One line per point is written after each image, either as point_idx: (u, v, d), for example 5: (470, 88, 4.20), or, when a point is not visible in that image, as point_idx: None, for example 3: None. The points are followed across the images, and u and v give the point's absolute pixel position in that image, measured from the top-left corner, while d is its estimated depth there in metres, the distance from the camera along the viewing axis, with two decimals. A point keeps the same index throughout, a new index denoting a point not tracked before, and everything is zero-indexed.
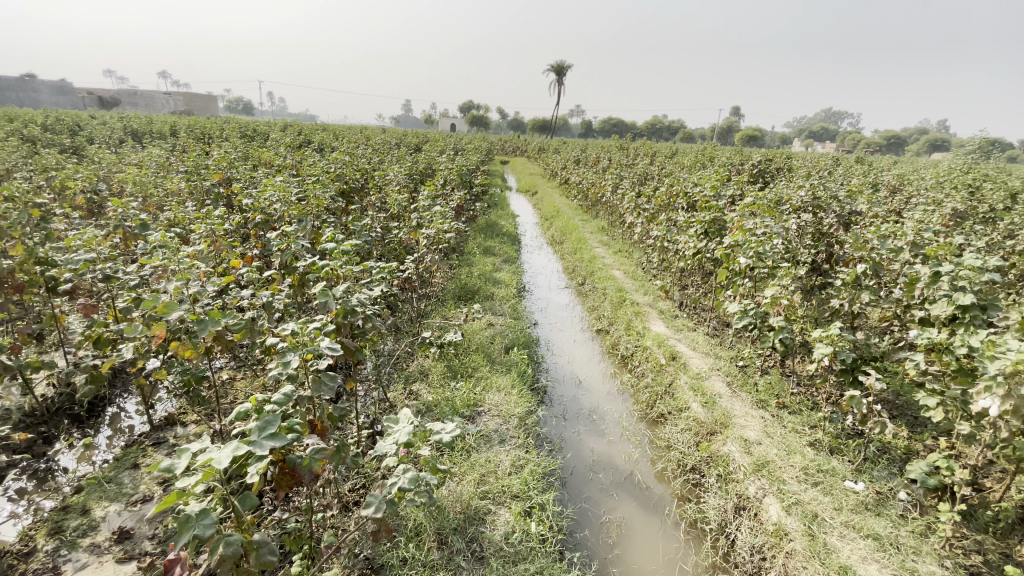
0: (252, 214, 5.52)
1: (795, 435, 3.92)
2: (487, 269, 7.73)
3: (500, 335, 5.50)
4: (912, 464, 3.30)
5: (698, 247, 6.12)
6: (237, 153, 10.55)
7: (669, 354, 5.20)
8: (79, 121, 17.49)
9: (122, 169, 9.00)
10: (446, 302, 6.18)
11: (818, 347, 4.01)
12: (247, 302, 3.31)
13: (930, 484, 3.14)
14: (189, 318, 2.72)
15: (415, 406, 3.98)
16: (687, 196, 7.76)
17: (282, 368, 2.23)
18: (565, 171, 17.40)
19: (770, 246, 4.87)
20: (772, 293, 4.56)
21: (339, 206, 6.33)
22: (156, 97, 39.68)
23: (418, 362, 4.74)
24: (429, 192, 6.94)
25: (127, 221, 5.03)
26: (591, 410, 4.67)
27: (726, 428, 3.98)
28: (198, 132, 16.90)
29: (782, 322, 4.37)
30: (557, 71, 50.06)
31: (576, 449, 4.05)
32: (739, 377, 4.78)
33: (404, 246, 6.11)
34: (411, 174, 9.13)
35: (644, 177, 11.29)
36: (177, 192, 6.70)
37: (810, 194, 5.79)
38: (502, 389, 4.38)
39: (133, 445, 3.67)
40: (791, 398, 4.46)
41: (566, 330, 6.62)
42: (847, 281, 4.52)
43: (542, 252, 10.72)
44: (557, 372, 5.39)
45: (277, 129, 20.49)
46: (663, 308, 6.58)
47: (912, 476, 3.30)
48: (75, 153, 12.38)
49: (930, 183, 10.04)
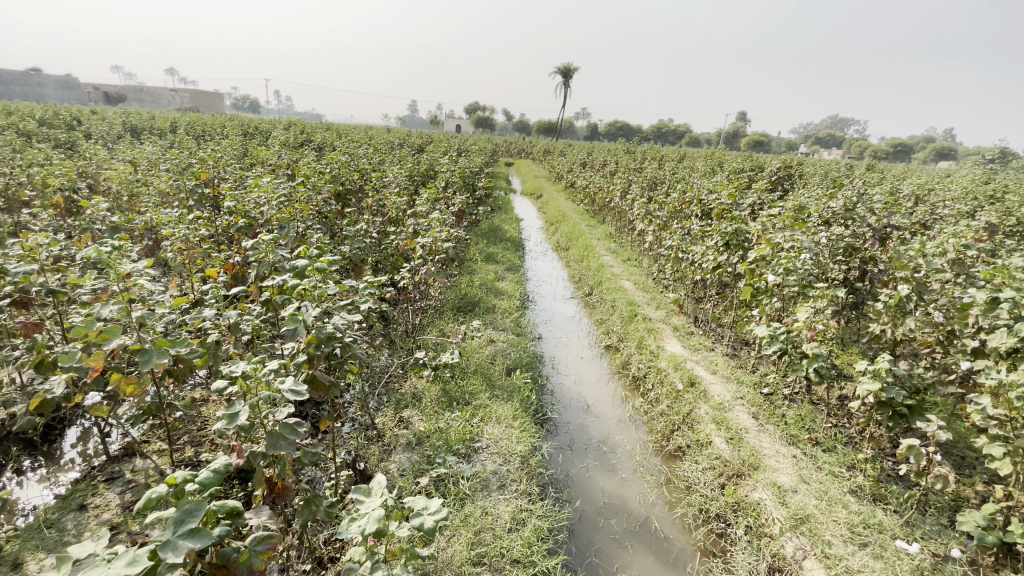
0: (235, 217, 5.09)
1: (834, 481, 3.46)
2: (489, 278, 7.29)
3: (502, 354, 5.05)
4: (965, 514, 2.82)
5: (717, 260, 5.67)
6: (233, 151, 10.15)
7: (687, 380, 4.73)
8: (78, 116, 17.14)
9: (111, 165, 8.59)
10: (443, 315, 5.74)
11: (861, 382, 3.54)
12: (208, 323, 2.86)
13: (989, 542, 2.66)
14: (131, 348, 2.28)
15: (404, 438, 3.54)
16: (701, 204, 7.28)
17: (228, 422, 1.80)
18: (571, 175, 17.00)
19: (801, 261, 4.40)
20: (806, 316, 4.08)
21: (331, 210, 5.91)
22: (160, 95, 39.47)
23: (411, 384, 4.30)
24: (428, 196, 6.51)
25: (98, 224, 4.61)
26: (600, 441, 4.21)
27: (756, 470, 3.53)
28: (197, 130, 16.54)
29: (817, 349, 3.90)
30: (564, 73, 49.34)
31: (584, 489, 3.60)
32: (764, 408, 4.32)
33: (399, 253, 5.68)
34: (412, 176, 8.72)
35: (653, 182, 10.83)
36: (161, 192, 6.29)
37: (841, 206, 5.32)
38: (502, 420, 3.93)
39: (84, 480, 3.20)
40: (825, 433, 4.01)
41: (572, 346, 6.18)
42: (889, 304, 4.05)
43: (547, 259, 10.29)
44: (562, 395, 4.94)
45: (279, 127, 20.14)
46: (678, 324, 6.12)
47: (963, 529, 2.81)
48: (67, 147, 11.98)
49: (954, 193, 9.59)
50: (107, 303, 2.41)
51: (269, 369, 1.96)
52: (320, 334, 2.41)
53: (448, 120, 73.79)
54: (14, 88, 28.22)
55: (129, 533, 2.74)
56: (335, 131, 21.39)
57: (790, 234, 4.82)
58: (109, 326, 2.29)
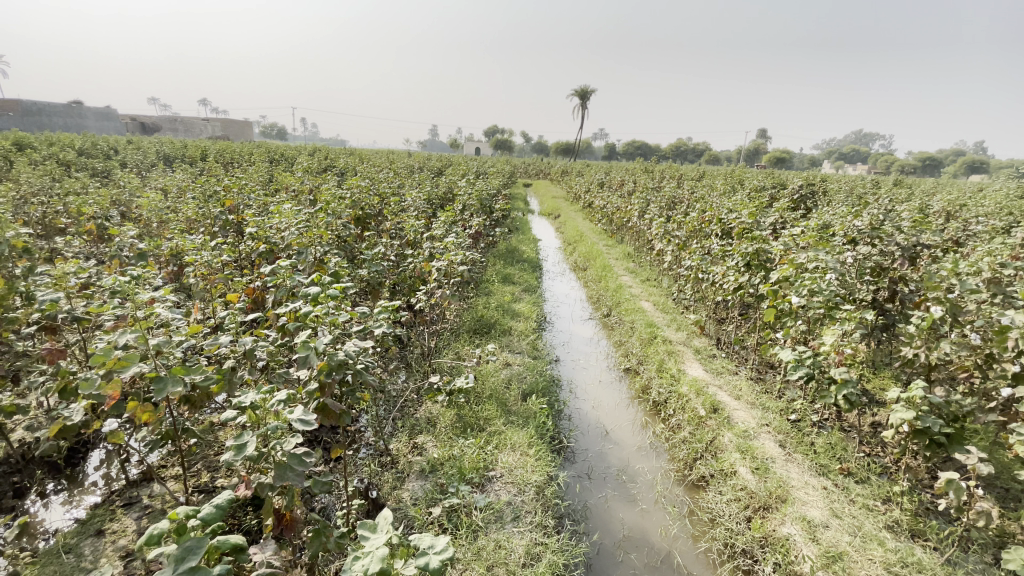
0: (256, 242, 5.20)
1: (867, 515, 3.27)
2: (506, 299, 7.26)
3: (517, 378, 4.98)
4: (1010, 551, 2.60)
5: (738, 281, 5.53)
6: (259, 178, 10.45)
7: (710, 406, 4.58)
8: (116, 147, 17.95)
9: (142, 193, 8.91)
10: (459, 337, 5.72)
11: (895, 410, 3.36)
12: (225, 350, 2.89)
13: None
14: (147, 374, 2.32)
15: (418, 465, 3.51)
16: (722, 223, 7.16)
17: (235, 453, 1.78)
18: (589, 195, 17.02)
19: (826, 282, 4.25)
20: (833, 339, 3.91)
21: (350, 233, 5.98)
22: (193, 125, 41.17)
23: (426, 410, 4.26)
24: (445, 218, 6.56)
25: (126, 251, 4.75)
26: (619, 470, 4.09)
27: (784, 504, 3.36)
28: (226, 158, 17.11)
29: (846, 374, 3.73)
30: (581, 94, 49.89)
31: (603, 521, 3.48)
32: (792, 436, 4.14)
33: (416, 276, 5.70)
34: (430, 200, 8.83)
35: (672, 202, 10.75)
36: (187, 219, 6.48)
37: (867, 224, 5.14)
38: (517, 447, 3.84)
39: (103, 505, 3.23)
40: (856, 464, 3.83)
41: (590, 369, 6.08)
42: (922, 326, 3.84)
43: (564, 279, 10.23)
44: (580, 420, 4.84)
45: (303, 153, 20.80)
46: (699, 347, 5.97)
47: (1009, 568, 2.59)
48: (103, 176, 12.48)
49: (986, 208, 9.27)
50: (125, 330, 2.44)
51: (278, 397, 1.95)
52: (331, 361, 2.39)
53: (467, 143, 75.05)
54: (59, 121, 29.77)
55: (143, 561, 2.74)
56: (358, 156, 21.87)
57: (814, 253, 4.67)
58: (126, 354, 2.33)
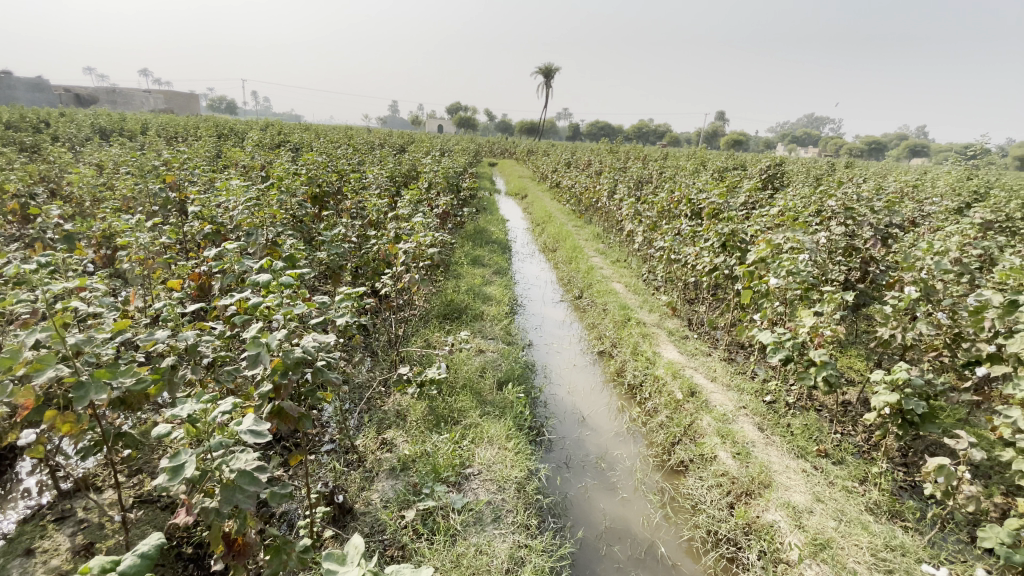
0: (201, 222, 4.71)
1: (848, 498, 3.26)
2: (476, 282, 6.99)
3: (492, 366, 4.75)
4: (987, 530, 2.61)
5: (714, 263, 5.45)
6: (206, 153, 9.68)
7: (687, 389, 4.50)
8: (45, 119, 16.37)
9: (71, 167, 8.05)
10: (428, 324, 5.44)
11: (878, 393, 3.33)
12: (163, 346, 2.51)
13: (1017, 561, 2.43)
14: (64, 378, 1.95)
15: (388, 464, 3.30)
16: (692, 203, 7.09)
17: (170, 477, 1.49)
18: (556, 175, 16.80)
19: (805, 263, 4.19)
20: (813, 320, 3.84)
21: (308, 213, 5.54)
22: (133, 97, 38.29)
23: (395, 402, 4.01)
24: (410, 197, 6.19)
25: (48, 233, 4.20)
26: (598, 457, 3.97)
27: (768, 489, 3.30)
28: (170, 132, 15.91)
29: (826, 356, 3.68)
30: (546, 72, 49.17)
31: (584, 513, 3.35)
32: (769, 417, 4.11)
33: (381, 259, 5.35)
34: (393, 177, 8.37)
35: (640, 182, 10.67)
36: (122, 197, 5.85)
37: (840, 204, 5.13)
38: (495, 441, 3.63)
39: (31, 520, 2.80)
40: (833, 445, 3.83)
41: (564, 352, 5.93)
42: (899, 308, 3.83)
43: (533, 261, 10.03)
44: (555, 406, 4.69)
45: (256, 128, 19.60)
46: (672, 328, 5.90)
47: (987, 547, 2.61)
48: (27, 149, 11.30)
49: (937, 190, 9.61)
50: (33, 328, 2.04)
51: (220, 410, 1.60)
52: (287, 359, 2.10)
53: (430, 121, 73.24)
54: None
55: None
56: (314, 131, 20.79)
57: (791, 234, 4.60)
58: (37, 355, 1.94)
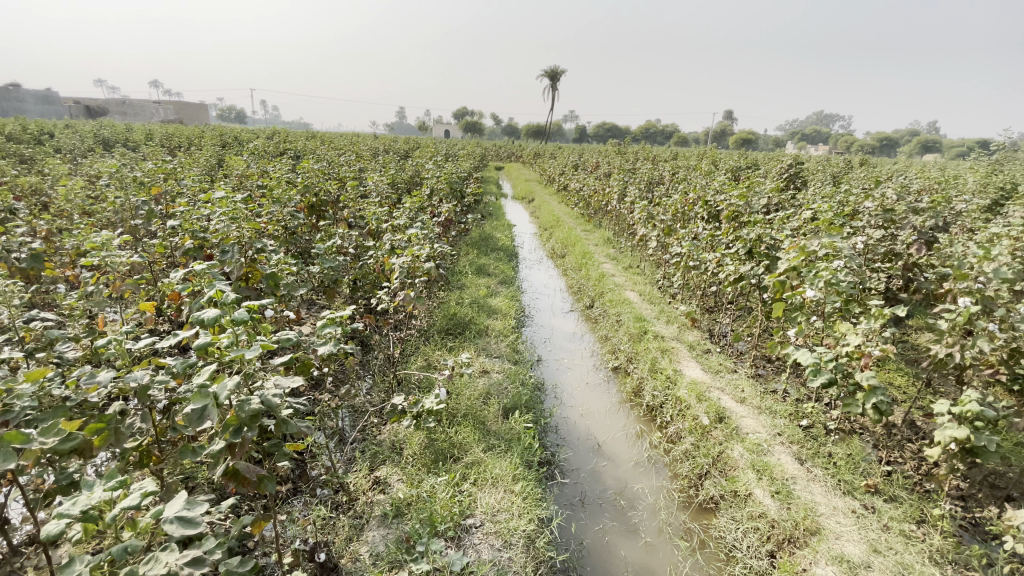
0: (183, 237, 4.37)
1: (908, 546, 2.81)
2: (481, 294, 6.61)
3: (497, 390, 4.35)
4: None
5: (738, 272, 5.00)
6: (205, 162, 9.43)
7: (714, 414, 4.07)
8: (50, 132, 16.35)
9: (64, 180, 7.81)
10: (429, 342, 5.06)
11: (940, 426, 2.87)
12: (110, 388, 2.15)
13: None
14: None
15: (380, 509, 2.92)
16: (709, 206, 6.66)
17: None
18: (564, 177, 16.40)
19: (845, 273, 3.74)
20: (858, 339, 3.38)
21: (299, 224, 5.19)
22: (144, 108, 38.75)
23: (391, 435, 3.62)
24: (409, 205, 5.82)
25: (15, 253, 3.88)
26: (616, 493, 3.56)
27: (814, 537, 2.87)
28: (173, 141, 15.79)
29: (875, 381, 3.22)
30: (551, 75, 48.83)
31: (603, 565, 2.93)
32: (808, 446, 3.67)
33: (377, 273, 4.98)
34: (394, 184, 8.03)
35: (651, 184, 10.24)
36: (107, 211, 5.54)
37: (877, 205, 4.66)
38: (500, 482, 3.24)
39: None
40: (883, 479, 3.39)
41: (576, 369, 5.52)
42: (956, 323, 3.37)
43: (542, 267, 9.65)
44: (568, 433, 4.28)
45: (259, 136, 19.45)
46: (692, 342, 5.47)
47: None
48: (26, 162, 11.16)
49: (969, 185, 9.05)
50: None
51: (128, 508, 1.27)
52: (241, 414, 1.73)
53: (437, 126, 73.26)
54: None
55: None
56: (318, 138, 20.63)
57: (827, 239, 4.13)
58: None
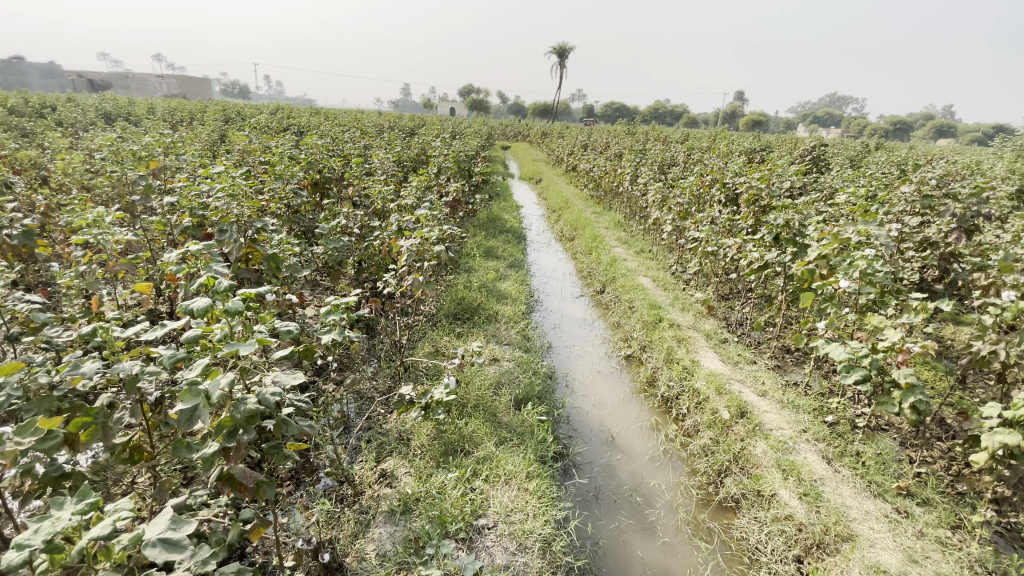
0: (182, 215, 4.17)
1: (945, 554, 2.66)
2: (490, 277, 6.41)
3: (508, 379, 4.19)
4: None
5: (762, 259, 4.77)
6: (206, 137, 9.16)
7: (736, 409, 3.89)
8: (52, 104, 16.03)
9: (61, 154, 7.57)
10: (437, 327, 4.88)
11: (988, 430, 2.68)
12: (98, 380, 1.97)
13: None
14: None
15: (387, 506, 2.77)
16: (728, 188, 6.37)
17: None
18: (573, 157, 16.02)
19: (883, 264, 3.49)
20: (896, 334, 3.17)
21: (302, 203, 4.96)
22: (146, 81, 38.21)
23: (398, 426, 3.46)
24: (416, 183, 5.57)
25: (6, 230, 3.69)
26: (632, 490, 3.40)
27: (846, 544, 2.72)
28: (176, 115, 15.48)
29: (914, 380, 3.03)
30: (560, 52, 47.62)
31: (619, 567, 2.79)
32: (834, 444, 3.50)
33: (384, 255, 4.77)
34: (400, 161, 7.76)
35: (665, 165, 9.91)
36: (104, 187, 5.33)
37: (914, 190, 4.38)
38: (512, 478, 3.09)
39: None
40: (915, 480, 3.22)
41: (587, 356, 5.35)
42: (1003, 319, 3.14)
43: (551, 251, 9.42)
44: (581, 424, 4.12)
45: (262, 111, 19.04)
46: (709, 331, 5.27)
47: None
48: (25, 134, 10.90)
49: (998, 170, 8.69)
50: None
51: (96, 538, 1.12)
52: (236, 415, 1.56)
53: (443, 104, 72.10)
54: None
55: None
56: (322, 114, 20.22)
57: (862, 226, 3.87)
58: None
